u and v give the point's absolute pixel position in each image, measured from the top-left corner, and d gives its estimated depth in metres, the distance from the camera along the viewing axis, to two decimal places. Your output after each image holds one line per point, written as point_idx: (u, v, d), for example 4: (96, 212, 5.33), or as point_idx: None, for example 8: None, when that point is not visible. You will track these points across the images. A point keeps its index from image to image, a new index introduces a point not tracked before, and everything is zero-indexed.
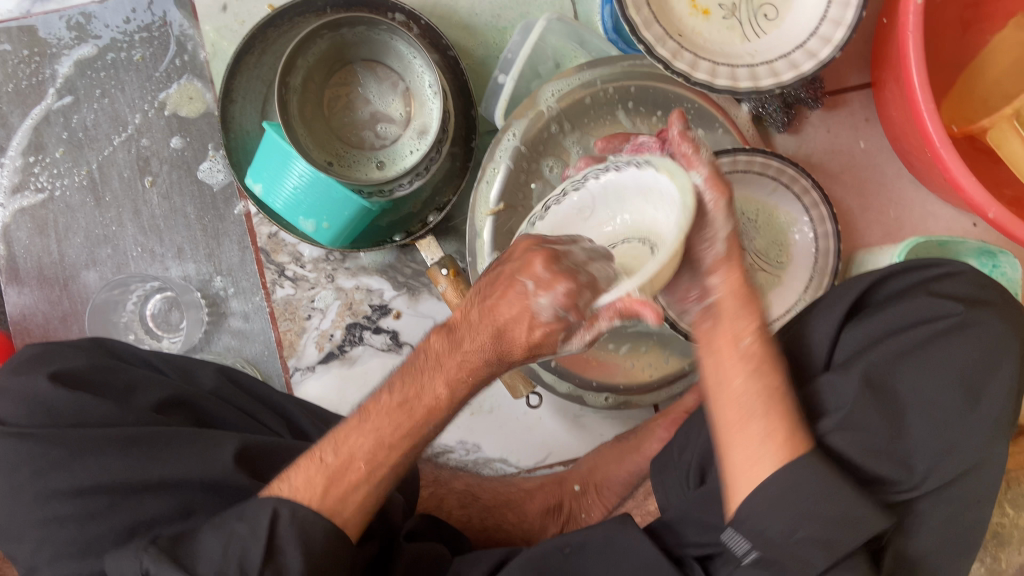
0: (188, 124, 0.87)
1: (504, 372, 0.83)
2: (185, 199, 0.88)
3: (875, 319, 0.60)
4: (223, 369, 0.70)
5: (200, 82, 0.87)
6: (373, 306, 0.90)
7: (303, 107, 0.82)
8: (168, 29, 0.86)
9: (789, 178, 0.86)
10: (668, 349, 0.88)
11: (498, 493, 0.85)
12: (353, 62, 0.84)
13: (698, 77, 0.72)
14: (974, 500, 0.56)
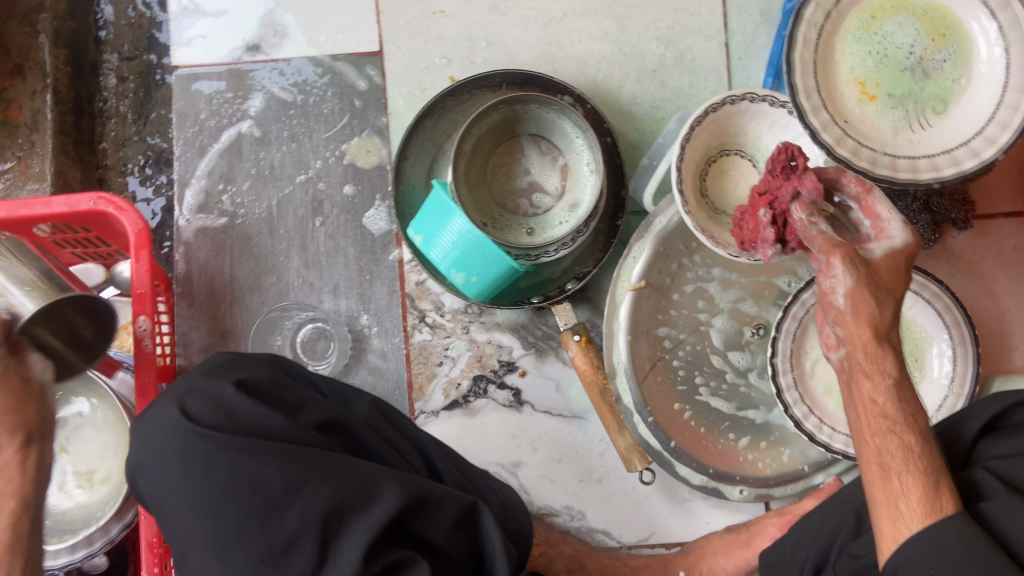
0: (362, 174, 0.96)
1: (621, 444, 0.85)
2: (348, 240, 0.96)
3: (1008, 441, 0.65)
4: (377, 401, 0.75)
5: (379, 139, 0.96)
6: (501, 362, 0.95)
7: (469, 171, 0.89)
8: (359, 88, 0.96)
9: (931, 295, 0.87)
10: (788, 448, 0.89)
11: (604, 565, 0.84)
12: (519, 135, 0.91)
13: (859, 163, 0.79)
14: None
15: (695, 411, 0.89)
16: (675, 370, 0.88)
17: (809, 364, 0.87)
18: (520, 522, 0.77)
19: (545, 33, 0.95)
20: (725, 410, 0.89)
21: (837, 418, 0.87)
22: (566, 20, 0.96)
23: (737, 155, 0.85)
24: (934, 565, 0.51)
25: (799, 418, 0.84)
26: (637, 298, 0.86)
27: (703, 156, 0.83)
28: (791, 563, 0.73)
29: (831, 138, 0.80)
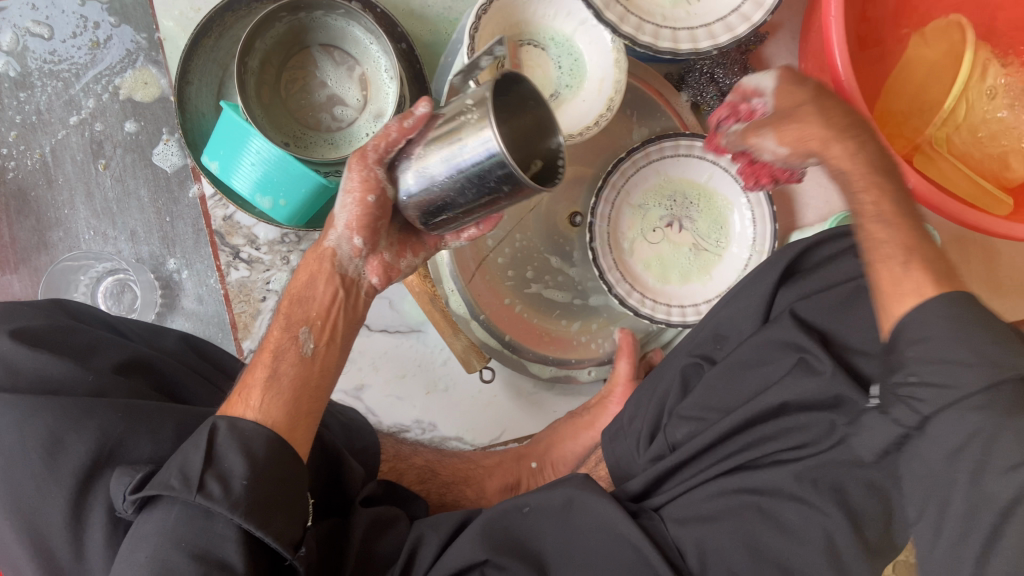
0: (142, 109, 0.89)
1: (459, 347, 0.83)
2: (138, 182, 0.89)
3: (805, 282, 0.70)
4: (186, 337, 0.73)
5: (156, 68, 0.88)
6: None
7: (260, 90, 0.83)
8: (123, 13, 0.87)
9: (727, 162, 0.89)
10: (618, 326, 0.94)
11: (456, 468, 0.85)
12: (309, 47, 0.87)
13: (641, 39, 0.81)
14: None
15: (526, 304, 0.91)
16: (502, 269, 0.89)
17: (627, 242, 0.91)
18: (366, 440, 0.77)
19: None
20: (557, 298, 0.91)
21: (658, 290, 0.92)
22: None
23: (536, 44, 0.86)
24: (926, 339, 0.52)
25: (623, 295, 0.87)
26: None
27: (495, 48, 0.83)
28: (626, 434, 0.76)
29: (614, 16, 0.80)
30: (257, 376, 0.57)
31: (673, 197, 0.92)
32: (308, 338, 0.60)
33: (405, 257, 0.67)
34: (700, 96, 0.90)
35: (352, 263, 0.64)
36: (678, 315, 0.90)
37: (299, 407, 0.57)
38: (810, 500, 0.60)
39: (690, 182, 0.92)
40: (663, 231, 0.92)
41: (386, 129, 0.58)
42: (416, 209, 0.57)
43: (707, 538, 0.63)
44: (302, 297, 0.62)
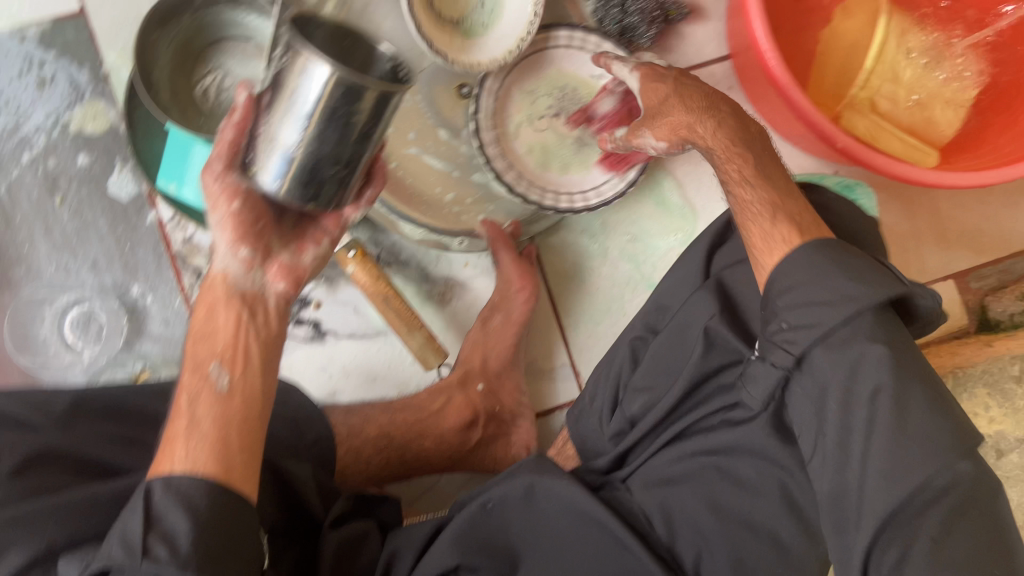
0: (93, 142, 0.90)
1: (414, 345, 0.86)
2: (95, 213, 0.90)
3: (733, 246, 0.74)
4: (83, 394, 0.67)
5: (104, 101, 0.90)
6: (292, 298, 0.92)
7: (174, 92, 0.85)
8: (67, 50, 0.89)
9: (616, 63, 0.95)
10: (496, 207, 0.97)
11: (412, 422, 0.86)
12: (232, 42, 0.88)
13: None
14: None
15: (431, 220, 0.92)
16: (404, 180, 0.91)
17: (511, 125, 0.95)
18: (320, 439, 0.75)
19: None
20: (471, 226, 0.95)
21: (539, 175, 0.96)
22: None
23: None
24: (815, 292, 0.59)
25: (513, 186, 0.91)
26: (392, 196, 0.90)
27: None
28: (590, 412, 0.77)
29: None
30: (176, 425, 0.59)
31: (554, 101, 0.97)
32: (221, 372, 0.62)
33: (306, 250, 0.71)
34: (604, 13, 0.96)
35: (253, 278, 0.68)
36: (567, 203, 0.94)
37: (227, 439, 0.59)
38: (771, 456, 0.64)
39: (573, 75, 0.97)
40: (546, 121, 0.97)
41: (224, 139, 0.64)
42: (291, 192, 0.62)
43: (671, 499, 0.67)
44: (206, 331, 0.64)
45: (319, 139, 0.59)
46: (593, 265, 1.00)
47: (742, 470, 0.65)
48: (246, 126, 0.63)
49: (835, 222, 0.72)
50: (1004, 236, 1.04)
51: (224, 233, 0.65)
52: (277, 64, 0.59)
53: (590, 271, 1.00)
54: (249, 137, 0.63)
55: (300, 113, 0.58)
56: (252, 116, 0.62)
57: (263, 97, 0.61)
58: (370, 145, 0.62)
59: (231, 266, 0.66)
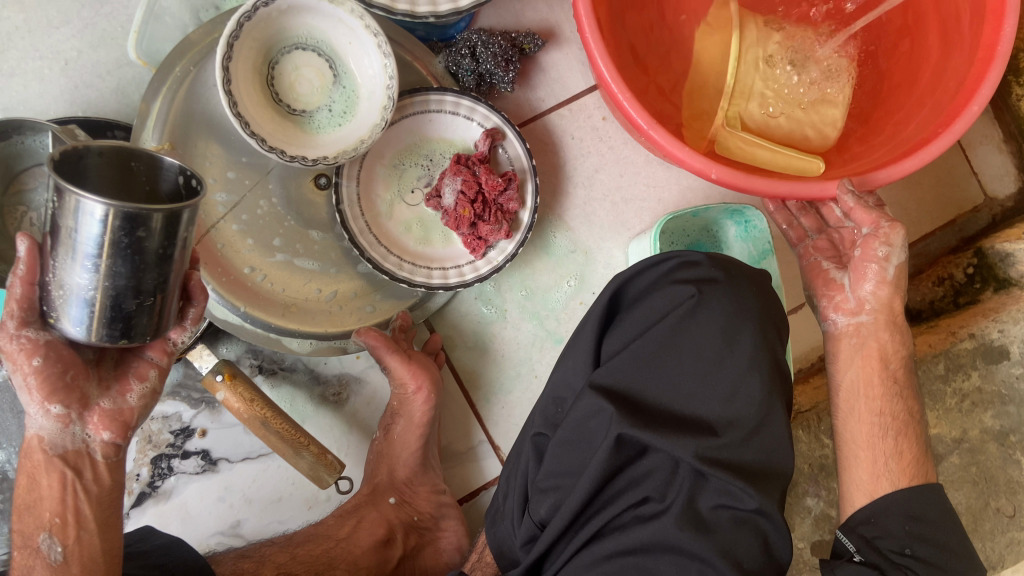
0: None
1: (304, 466, 0.80)
2: None
3: (625, 327, 0.65)
4: None
5: None
6: (173, 432, 0.86)
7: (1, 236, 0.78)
8: None
9: (482, 117, 0.89)
10: (381, 293, 0.91)
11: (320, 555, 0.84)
12: (42, 164, 0.79)
13: (398, 8, 0.80)
14: (777, 422, 0.61)
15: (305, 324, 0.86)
16: (271, 288, 0.85)
17: (382, 206, 0.89)
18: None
19: (67, 76, 0.85)
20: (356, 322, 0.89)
21: (420, 252, 0.90)
22: (84, 57, 0.85)
23: (302, 49, 0.83)
24: None
25: (387, 269, 0.86)
26: (254, 308, 0.83)
27: (260, 60, 0.81)
28: (504, 513, 0.70)
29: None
30: None
31: (425, 167, 0.91)
32: (53, 543, 0.64)
33: (130, 390, 0.66)
34: (455, 63, 0.90)
35: (71, 437, 0.64)
36: (453, 277, 0.89)
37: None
38: (688, 550, 0.58)
39: (438, 138, 0.91)
40: (421, 192, 0.91)
41: (13, 295, 0.58)
42: (96, 333, 0.57)
43: None
44: (32, 501, 0.65)
45: (113, 274, 0.54)
46: (493, 330, 0.94)
47: (662, 565, 0.58)
48: (35, 276, 0.58)
49: (738, 289, 0.63)
50: (909, 220, 1.00)
51: (35, 404, 0.61)
52: (50, 206, 0.54)
53: (490, 337, 0.94)
54: (40, 287, 0.58)
55: (83, 252, 0.54)
56: (40, 266, 0.57)
57: (46, 243, 0.56)
58: (175, 269, 0.58)
59: (44, 428, 0.62)
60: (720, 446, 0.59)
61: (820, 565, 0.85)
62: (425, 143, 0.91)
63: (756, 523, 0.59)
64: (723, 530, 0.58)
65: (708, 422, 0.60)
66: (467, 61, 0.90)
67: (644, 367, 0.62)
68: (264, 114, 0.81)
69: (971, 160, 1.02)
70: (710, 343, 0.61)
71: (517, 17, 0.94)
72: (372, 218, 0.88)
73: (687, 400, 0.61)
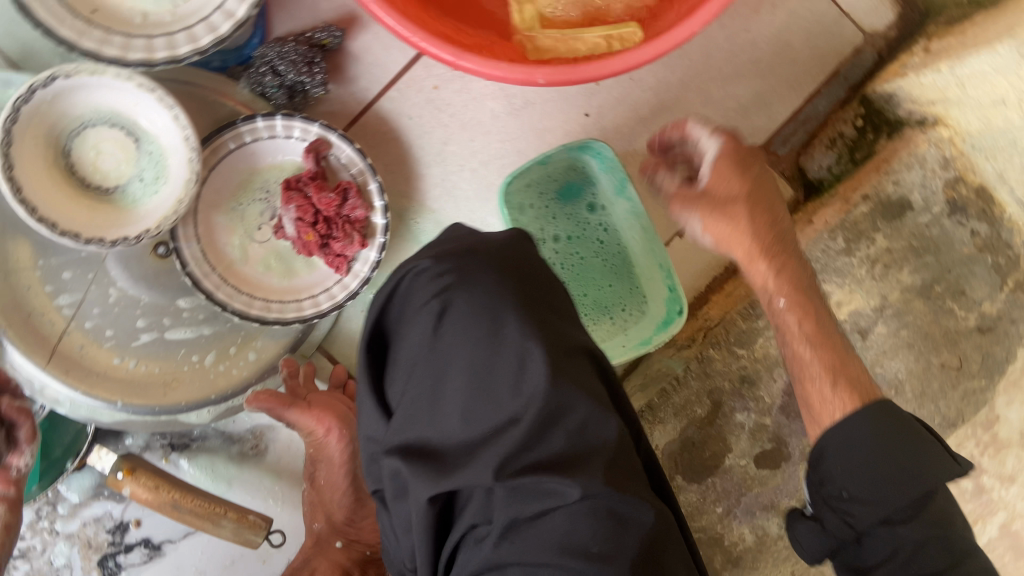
0: None
1: (229, 534, 0.80)
2: None
3: (399, 363, 0.65)
4: None
5: None
6: (110, 529, 0.87)
7: None
8: None
9: (301, 131, 0.85)
10: (263, 338, 0.87)
11: None
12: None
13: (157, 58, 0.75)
14: (576, 394, 0.61)
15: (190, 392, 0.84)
16: (146, 369, 0.83)
17: (234, 254, 0.86)
18: None
19: None
20: (247, 372, 0.86)
21: (288, 287, 0.87)
22: None
23: (94, 125, 0.79)
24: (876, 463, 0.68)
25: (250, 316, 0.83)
26: (134, 396, 0.82)
27: (53, 152, 0.78)
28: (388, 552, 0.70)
29: (140, 53, 0.75)
30: None
31: (265, 198, 0.87)
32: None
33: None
34: (259, 83, 0.86)
35: None
36: (325, 301, 0.86)
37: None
38: (529, 558, 0.57)
39: (266, 169, 0.87)
40: (269, 226, 0.87)
41: None
42: None
43: None
44: None
45: None
46: None
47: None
48: None
49: (476, 287, 0.63)
50: (789, 87, 0.93)
51: None
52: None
53: None
54: None
55: None
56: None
57: None
58: None
59: None
60: (518, 449, 0.58)
61: (770, 476, 0.88)
62: (258, 175, 0.87)
63: (589, 509, 0.57)
64: (557, 523, 0.57)
65: (500, 425, 0.60)
66: (271, 77, 0.85)
67: (421, 406, 0.61)
68: (75, 207, 0.78)
69: (838, 2, 0.90)
70: (470, 350, 0.61)
71: (310, 12, 0.88)
72: (224, 266, 0.85)
73: (472, 419, 0.60)
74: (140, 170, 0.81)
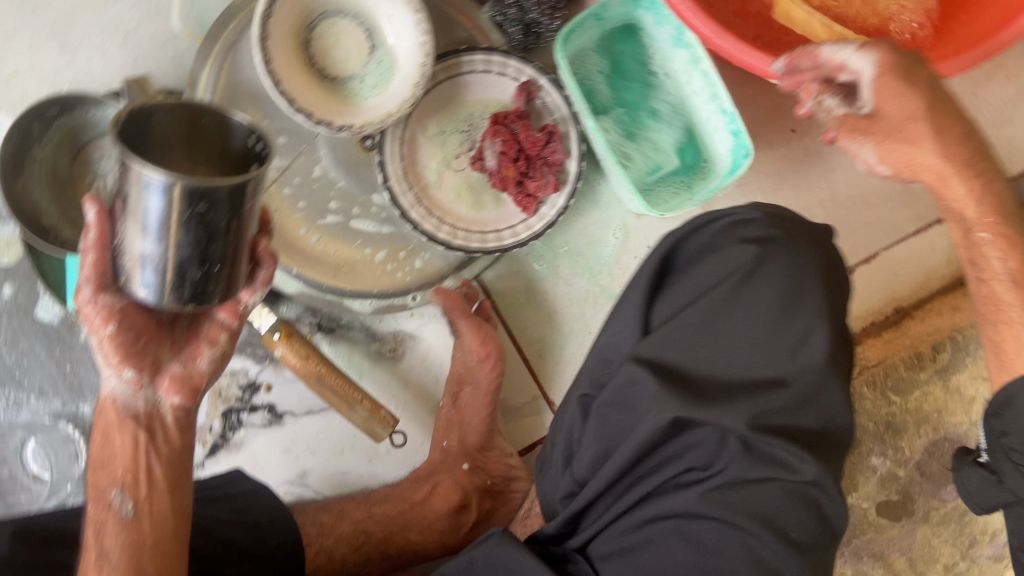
0: (12, 272, 0.88)
1: (359, 420, 0.83)
2: (31, 341, 0.89)
3: (679, 289, 0.68)
4: (27, 526, 0.69)
5: (9, 228, 0.88)
6: (241, 386, 0.90)
7: (62, 208, 0.82)
8: None
9: (523, 73, 0.87)
10: (428, 254, 0.90)
11: (395, 514, 0.87)
12: (105, 135, 0.82)
13: None
14: (836, 383, 0.65)
15: (354, 281, 0.87)
16: (322, 246, 0.86)
17: (431, 175, 0.89)
18: (288, 532, 0.77)
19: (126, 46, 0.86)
20: (410, 278, 0.89)
21: (474, 218, 0.90)
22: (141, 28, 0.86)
23: (344, 18, 0.84)
24: None
25: (430, 232, 0.85)
26: (307, 269, 0.85)
27: (301, 30, 0.82)
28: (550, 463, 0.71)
29: None
30: (89, 563, 0.63)
31: (470, 123, 0.90)
32: (123, 498, 0.65)
33: (200, 354, 0.67)
34: (502, 14, 0.86)
35: (138, 399, 0.66)
36: (505, 238, 0.89)
37: (139, 566, 0.62)
38: (731, 520, 0.59)
39: (477, 101, 0.89)
40: (468, 155, 0.90)
41: (86, 261, 0.59)
42: (169, 295, 0.57)
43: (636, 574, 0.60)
44: (105, 459, 0.66)
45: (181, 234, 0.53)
46: (547, 285, 0.93)
47: (699, 533, 0.60)
48: (105, 240, 0.58)
49: (795, 253, 0.67)
50: None
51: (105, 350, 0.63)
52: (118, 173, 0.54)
53: (542, 293, 0.93)
54: (112, 252, 0.59)
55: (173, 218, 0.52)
56: (110, 237, 0.58)
57: (115, 207, 0.56)
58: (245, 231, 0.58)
59: (115, 390, 0.64)
60: (774, 410, 0.61)
61: (886, 526, 0.99)
62: (469, 105, 0.89)
63: (802, 495, 0.61)
64: (772, 500, 0.60)
65: (758, 379, 0.63)
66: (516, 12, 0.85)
67: (694, 335, 0.65)
68: (305, 87, 0.81)
69: None
70: (769, 307, 0.65)
71: None
72: (416, 176, 0.88)
73: (739, 366, 0.63)
74: (365, 70, 0.85)
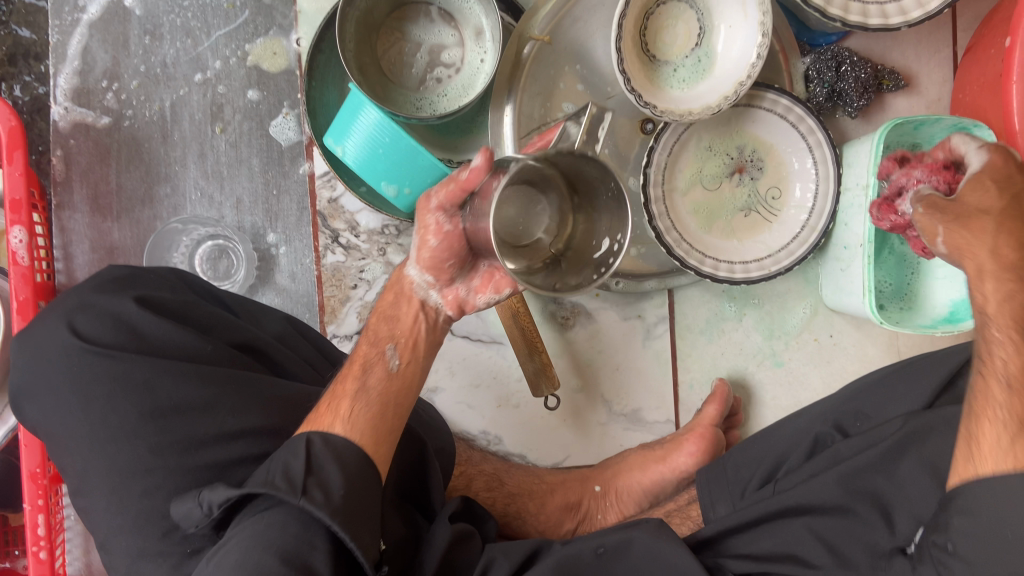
0: (267, 79, 0.88)
1: (529, 369, 0.85)
2: (251, 150, 0.89)
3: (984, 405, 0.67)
4: (288, 319, 0.76)
5: (287, 40, 0.88)
6: None
7: (361, 51, 0.82)
8: None
9: (807, 129, 0.87)
10: (646, 250, 0.92)
11: (523, 481, 0.87)
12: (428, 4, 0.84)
13: (832, 12, 0.80)
14: None
15: None
16: None
17: (680, 183, 0.90)
18: (443, 441, 0.77)
19: None
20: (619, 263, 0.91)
21: (699, 237, 0.91)
22: None
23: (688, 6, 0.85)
24: None
25: (661, 233, 0.87)
26: None
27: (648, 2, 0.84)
28: (733, 479, 0.73)
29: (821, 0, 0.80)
30: (344, 388, 0.61)
31: (737, 154, 0.91)
32: (395, 354, 0.64)
33: (484, 292, 0.65)
34: (818, 70, 0.89)
35: (428, 294, 0.66)
36: (725, 271, 0.89)
37: (380, 419, 0.59)
38: None
39: (754, 137, 0.91)
40: (723, 181, 0.92)
41: (449, 181, 0.59)
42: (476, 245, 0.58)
43: None
44: (388, 318, 0.66)
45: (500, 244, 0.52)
46: (726, 326, 0.95)
47: None
48: (469, 189, 0.57)
49: None
50: None
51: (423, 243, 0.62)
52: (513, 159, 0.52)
53: (719, 331, 0.95)
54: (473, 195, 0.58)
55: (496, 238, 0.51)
56: (477, 183, 0.57)
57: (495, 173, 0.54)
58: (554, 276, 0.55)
59: (418, 279, 0.65)
60: None
61: None
62: (744, 137, 0.91)
63: None
64: None
65: None
66: (835, 72, 0.88)
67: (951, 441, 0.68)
68: (631, 56, 0.83)
69: None
70: None
71: (884, 53, 0.93)
72: (670, 179, 0.90)
73: None
74: (684, 61, 0.86)
